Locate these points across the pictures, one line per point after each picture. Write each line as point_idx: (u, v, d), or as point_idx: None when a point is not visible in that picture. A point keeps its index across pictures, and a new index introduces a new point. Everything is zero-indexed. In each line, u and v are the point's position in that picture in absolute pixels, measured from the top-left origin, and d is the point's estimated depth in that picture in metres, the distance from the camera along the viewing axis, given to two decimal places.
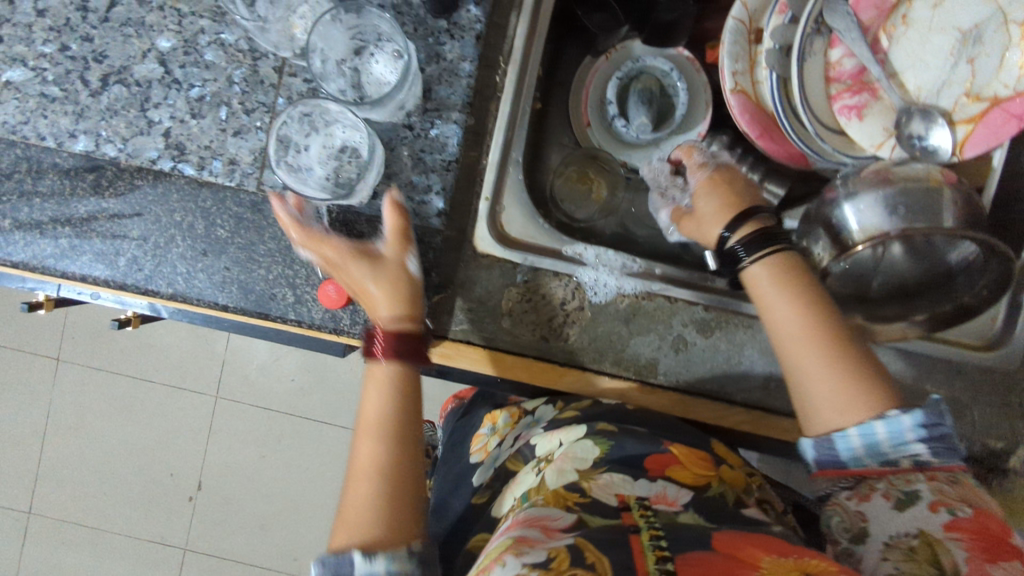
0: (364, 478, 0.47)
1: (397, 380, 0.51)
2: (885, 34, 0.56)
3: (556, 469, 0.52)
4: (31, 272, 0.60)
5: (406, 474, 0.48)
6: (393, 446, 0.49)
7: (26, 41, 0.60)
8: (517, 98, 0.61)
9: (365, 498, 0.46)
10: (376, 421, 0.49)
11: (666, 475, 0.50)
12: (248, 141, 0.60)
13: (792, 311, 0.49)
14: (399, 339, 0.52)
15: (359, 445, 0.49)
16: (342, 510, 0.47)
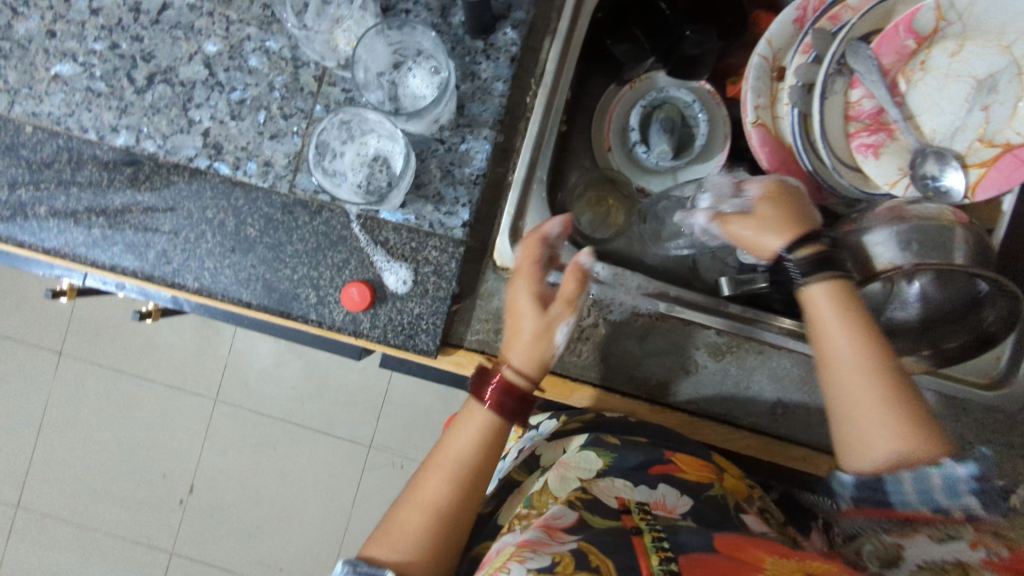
0: (421, 509, 0.49)
1: (486, 433, 0.51)
2: (903, 78, 0.57)
3: (558, 476, 0.54)
4: (62, 259, 0.62)
5: (460, 526, 0.50)
6: (459, 493, 0.50)
7: (77, 37, 0.62)
8: (546, 117, 0.63)
9: (414, 533, 0.48)
10: (459, 461, 0.50)
11: (667, 479, 0.52)
12: (284, 145, 0.62)
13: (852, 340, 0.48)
14: (513, 411, 0.51)
15: (430, 471, 0.51)
16: (388, 523, 0.49)
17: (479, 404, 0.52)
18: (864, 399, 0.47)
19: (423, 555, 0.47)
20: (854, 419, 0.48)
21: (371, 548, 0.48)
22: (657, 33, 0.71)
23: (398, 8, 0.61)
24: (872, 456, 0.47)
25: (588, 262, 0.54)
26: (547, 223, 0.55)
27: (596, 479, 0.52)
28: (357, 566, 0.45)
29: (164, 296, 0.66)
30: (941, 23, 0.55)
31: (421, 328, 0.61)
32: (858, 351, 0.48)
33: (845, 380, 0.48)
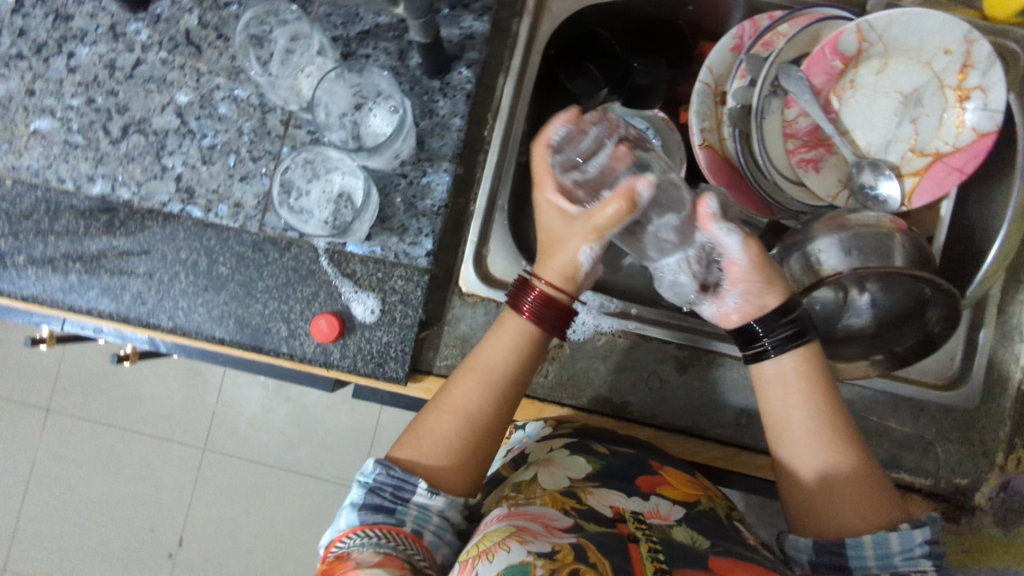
0: (452, 413, 0.52)
1: (524, 340, 0.53)
2: (836, 96, 0.61)
3: (549, 470, 0.54)
4: (42, 305, 0.64)
5: (491, 434, 0.53)
6: (491, 401, 0.53)
7: (56, 94, 0.65)
8: (504, 150, 0.67)
9: (446, 437, 0.51)
10: (493, 373, 0.53)
11: (658, 491, 0.53)
12: (253, 186, 0.64)
13: (811, 410, 0.51)
14: (543, 326, 0.53)
15: (465, 378, 0.53)
16: (421, 428, 0.52)
17: (516, 314, 0.54)
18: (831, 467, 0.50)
19: (453, 455, 0.51)
20: (819, 487, 0.50)
21: (404, 452, 0.52)
22: (608, 66, 0.76)
23: (358, 53, 0.65)
24: (843, 524, 0.48)
25: (642, 192, 0.48)
26: (550, 127, 0.52)
27: (589, 487, 0.52)
28: (390, 470, 0.49)
29: (140, 338, 0.67)
30: (864, 45, 0.58)
31: (390, 356, 0.62)
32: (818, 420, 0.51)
33: (808, 447, 0.50)
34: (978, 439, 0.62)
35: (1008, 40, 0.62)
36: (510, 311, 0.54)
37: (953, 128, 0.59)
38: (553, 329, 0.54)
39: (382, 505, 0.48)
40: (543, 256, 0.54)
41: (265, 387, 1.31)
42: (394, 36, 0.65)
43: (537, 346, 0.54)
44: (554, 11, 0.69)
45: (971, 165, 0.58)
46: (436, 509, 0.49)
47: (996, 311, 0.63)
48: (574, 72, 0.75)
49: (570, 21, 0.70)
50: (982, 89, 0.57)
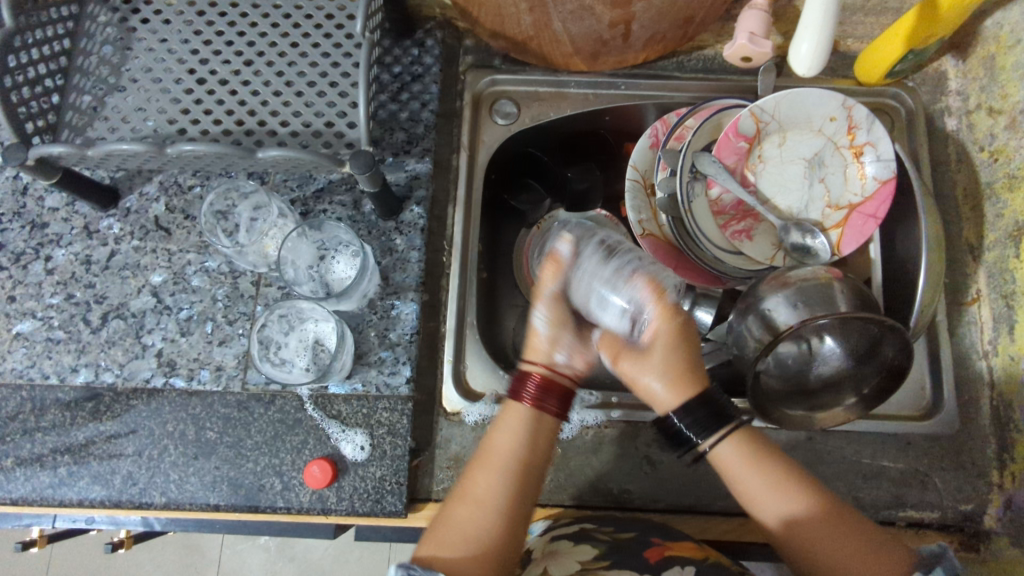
0: (469, 503, 0.52)
1: (529, 423, 0.54)
2: (750, 171, 0.68)
3: (557, 561, 0.55)
4: (34, 504, 0.64)
5: (512, 525, 0.52)
6: (508, 487, 0.52)
7: (36, 296, 0.69)
8: (464, 271, 0.73)
9: (465, 530, 0.51)
10: (504, 458, 0.53)
11: (668, 558, 0.55)
12: (232, 348, 0.67)
13: (779, 480, 0.53)
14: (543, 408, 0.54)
15: (475, 470, 0.54)
16: (439, 524, 0.52)
17: (520, 399, 0.55)
18: (821, 538, 0.50)
19: (474, 544, 0.50)
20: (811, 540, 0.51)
21: (427, 551, 0.51)
22: (545, 178, 0.84)
23: (316, 209, 0.70)
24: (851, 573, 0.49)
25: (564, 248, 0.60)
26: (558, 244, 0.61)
27: (599, 569, 0.54)
28: (411, 572, 0.48)
29: (134, 520, 0.66)
30: (760, 125, 0.66)
31: (387, 490, 0.63)
32: (796, 493, 0.52)
33: (776, 500, 0.52)
34: (970, 462, 0.63)
35: (885, 97, 0.73)
36: (510, 402, 0.56)
37: (857, 180, 0.66)
38: (553, 407, 0.55)
39: None
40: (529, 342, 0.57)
41: (267, 550, 1.27)
42: (347, 188, 0.71)
43: (543, 427, 0.55)
44: (487, 141, 0.77)
45: (883, 210, 0.65)
46: None
47: (949, 335, 0.67)
48: (517, 190, 0.85)
49: (504, 149, 0.79)
50: (871, 144, 0.65)
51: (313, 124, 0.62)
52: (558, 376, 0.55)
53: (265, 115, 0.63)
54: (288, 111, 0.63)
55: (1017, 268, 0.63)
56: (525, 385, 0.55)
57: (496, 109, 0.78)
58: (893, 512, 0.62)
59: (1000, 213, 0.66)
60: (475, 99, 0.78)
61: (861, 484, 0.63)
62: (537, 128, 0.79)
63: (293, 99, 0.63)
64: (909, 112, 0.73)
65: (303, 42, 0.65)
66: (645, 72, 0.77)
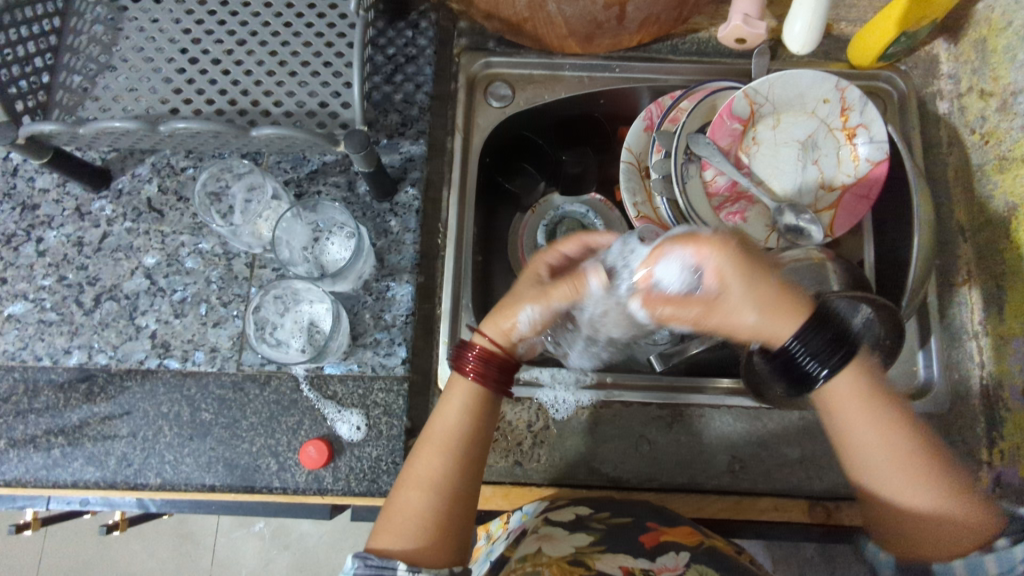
0: (419, 487, 0.54)
1: (471, 401, 0.57)
2: (744, 153, 0.69)
3: (552, 542, 0.55)
4: (28, 486, 0.64)
5: (461, 501, 0.55)
6: (454, 464, 0.55)
7: (28, 278, 0.68)
8: (459, 254, 0.73)
9: (417, 513, 0.53)
10: (449, 438, 0.56)
11: (663, 544, 0.55)
12: (227, 330, 0.67)
13: (877, 419, 0.51)
14: (486, 380, 0.56)
15: (421, 452, 0.56)
16: (389, 512, 0.53)
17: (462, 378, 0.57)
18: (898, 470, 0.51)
19: (428, 524, 0.52)
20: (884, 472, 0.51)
21: (380, 539, 0.52)
22: (540, 162, 0.86)
23: (311, 191, 0.70)
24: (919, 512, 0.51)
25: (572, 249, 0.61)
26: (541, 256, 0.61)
27: (596, 553, 0.55)
28: (367, 561, 0.50)
29: (130, 501, 0.66)
30: (755, 107, 0.67)
31: (383, 470, 0.63)
32: (885, 421, 0.51)
33: (865, 426, 0.51)
34: (959, 441, 0.64)
35: (879, 80, 0.73)
36: (454, 377, 0.58)
37: (851, 162, 0.67)
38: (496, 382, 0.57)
39: None
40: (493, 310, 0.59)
41: (262, 537, 1.28)
42: (341, 169, 0.70)
43: (483, 405, 0.57)
44: (482, 124, 0.77)
45: (876, 190, 0.66)
46: None
47: (940, 316, 0.68)
48: (512, 173, 0.85)
49: (498, 132, 0.79)
50: (865, 126, 0.66)
51: (307, 105, 0.62)
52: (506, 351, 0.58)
53: (258, 95, 0.62)
54: (282, 91, 0.62)
55: (1007, 250, 0.64)
56: (467, 357, 0.57)
57: (490, 91, 0.77)
58: None
59: (990, 195, 0.66)
60: (470, 82, 0.77)
61: None
62: (531, 111, 0.78)
63: (287, 79, 0.63)
64: (902, 95, 0.73)
65: (296, 22, 0.65)
66: (639, 55, 0.77)
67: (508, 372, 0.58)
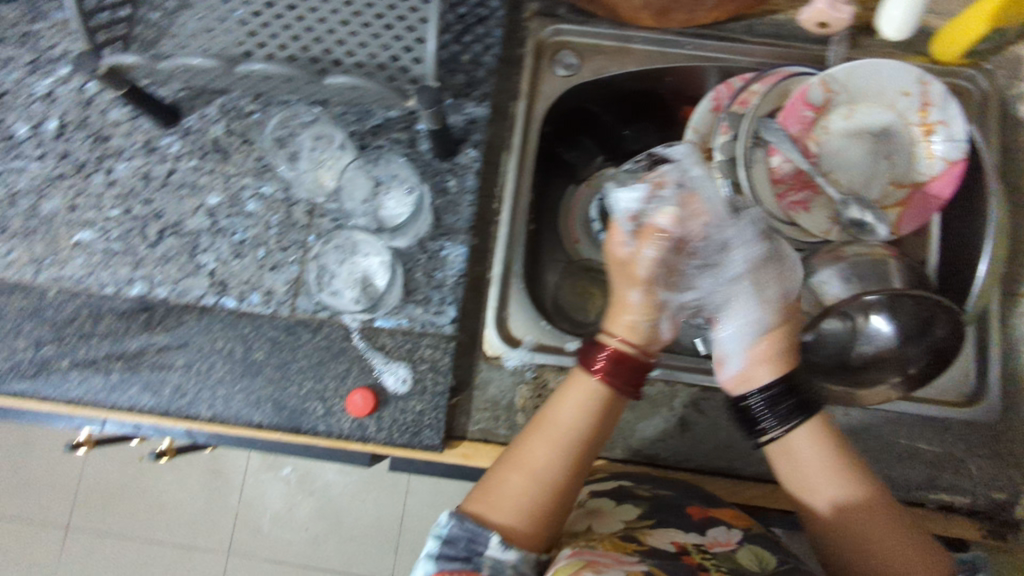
0: (524, 474, 0.54)
1: (597, 398, 0.56)
2: (813, 141, 0.68)
3: (601, 519, 0.57)
4: (84, 407, 0.66)
5: (561, 500, 0.55)
6: (563, 463, 0.55)
7: (96, 207, 0.70)
8: (513, 222, 0.72)
9: (519, 498, 0.54)
10: (565, 434, 0.55)
11: (710, 519, 0.57)
12: (283, 274, 0.68)
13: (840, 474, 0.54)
14: (615, 383, 0.56)
15: (535, 438, 0.56)
16: (491, 485, 0.55)
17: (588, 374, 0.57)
18: (879, 529, 0.52)
19: (528, 512, 0.53)
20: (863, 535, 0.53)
21: (477, 507, 0.54)
22: (599, 136, 0.86)
23: (373, 144, 0.71)
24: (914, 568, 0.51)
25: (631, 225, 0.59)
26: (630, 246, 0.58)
27: (645, 527, 0.56)
28: (463, 522, 0.52)
29: (179, 431, 0.69)
30: (830, 95, 0.66)
31: (425, 424, 0.64)
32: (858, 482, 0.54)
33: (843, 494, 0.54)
34: (1008, 452, 0.64)
35: (960, 78, 0.71)
36: (579, 369, 0.57)
37: (925, 159, 0.66)
38: (629, 385, 0.56)
39: (458, 556, 0.51)
40: (614, 311, 0.58)
41: (289, 482, 1.32)
42: (404, 126, 0.71)
43: (608, 406, 0.57)
44: (545, 91, 0.76)
45: (947, 191, 0.65)
46: (509, 563, 0.51)
47: (999, 325, 0.67)
48: (570, 145, 0.86)
49: (562, 101, 0.78)
50: (944, 123, 0.64)
51: (379, 57, 0.62)
52: (637, 351, 0.57)
53: (334, 43, 0.63)
54: (355, 41, 0.63)
55: None
56: (598, 358, 0.56)
57: (557, 60, 0.76)
58: (925, 493, 0.63)
59: None
60: (538, 48, 0.76)
61: (911, 466, 0.63)
62: (596, 82, 0.78)
63: (361, 30, 0.63)
64: (982, 94, 0.71)
65: None
66: (713, 33, 0.75)
67: (641, 374, 0.57)
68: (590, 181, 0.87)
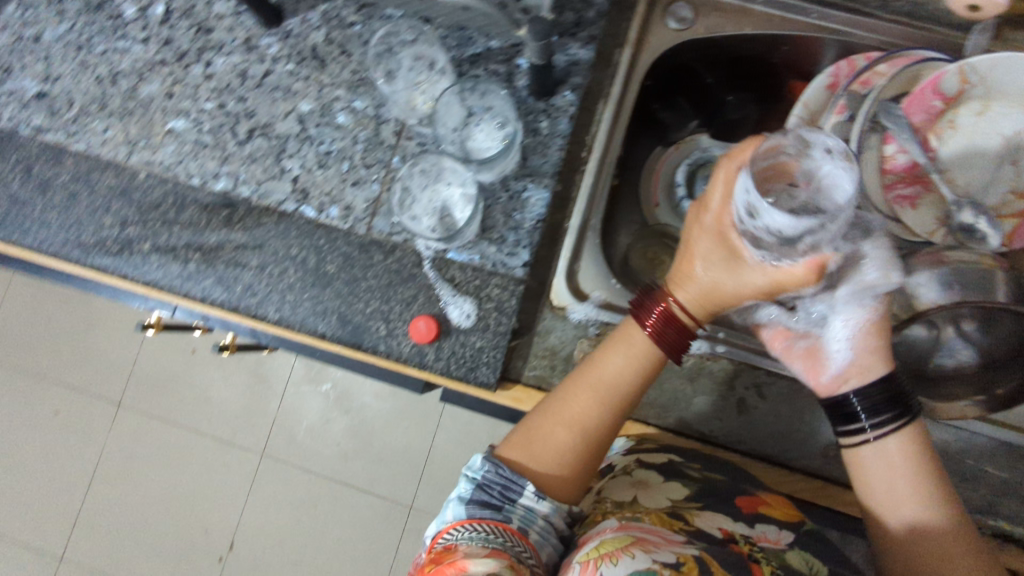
0: (563, 424, 0.56)
1: (643, 355, 0.56)
2: (935, 134, 0.63)
3: (646, 491, 0.57)
4: (160, 291, 0.68)
5: (597, 449, 0.56)
6: (603, 416, 0.56)
7: (192, 98, 0.71)
8: (598, 174, 0.68)
9: (558, 448, 0.55)
10: (607, 389, 0.56)
11: (760, 515, 0.55)
12: (364, 191, 0.68)
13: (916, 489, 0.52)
14: (663, 343, 0.55)
15: (577, 391, 0.56)
16: (532, 432, 0.57)
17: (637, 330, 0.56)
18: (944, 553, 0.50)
19: (563, 459, 0.55)
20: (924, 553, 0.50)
21: (515, 451, 0.56)
22: (697, 100, 0.82)
23: (470, 73, 0.69)
24: None
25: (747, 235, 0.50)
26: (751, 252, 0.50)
27: (692, 508, 0.55)
28: (499, 469, 0.54)
29: (244, 329, 0.71)
30: (965, 86, 0.62)
31: (483, 361, 0.65)
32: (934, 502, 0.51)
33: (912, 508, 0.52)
34: None
35: None
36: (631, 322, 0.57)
37: None
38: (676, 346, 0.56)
39: (491, 502, 0.53)
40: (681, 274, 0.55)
41: (327, 398, 1.36)
42: (504, 58, 0.69)
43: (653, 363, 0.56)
44: (653, 44, 0.72)
45: None
46: (541, 512, 0.54)
47: None
48: (668, 103, 0.82)
49: (668, 56, 0.74)
50: None
51: None
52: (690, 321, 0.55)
53: None
54: None
55: None
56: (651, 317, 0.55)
57: (671, 10, 0.72)
58: (982, 517, 0.61)
59: None
60: None
61: (968, 488, 0.62)
62: (707, 41, 0.73)
63: None
64: None
65: None
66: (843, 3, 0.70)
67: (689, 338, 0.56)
68: (678, 145, 0.86)
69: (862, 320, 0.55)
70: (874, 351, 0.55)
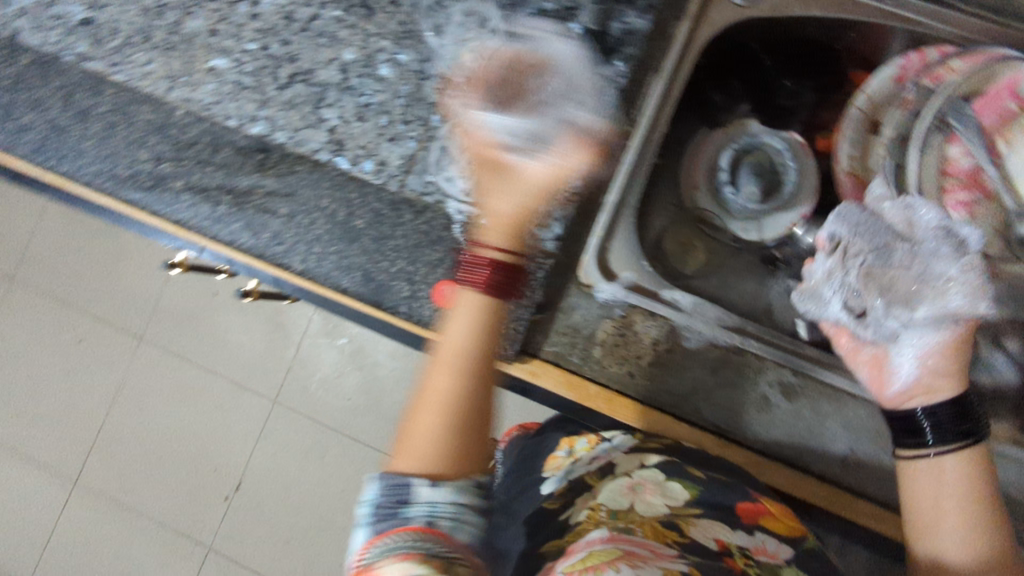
0: (431, 410, 0.54)
1: (475, 310, 0.57)
2: (1002, 139, 0.63)
3: (643, 499, 0.57)
4: (186, 230, 0.67)
5: (468, 422, 0.54)
6: (458, 384, 0.55)
7: (235, 37, 0.70)
8: (645, 150, 0.69)
9: (425, 433, 0.53)
10: (449, 352, 0.55)
11: (760, 527, 0.54)
12: (400, 147, 0.67)
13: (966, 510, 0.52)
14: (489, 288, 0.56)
15: (431, 370, 0.55)
16: (411, 429, 0.53)
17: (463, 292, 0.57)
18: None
19: (458, 441, 0.53)
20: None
21: (406, 459, 0.52)
22: (751, 83, 0.79)
23: (520, 35, 0.67)
24: None
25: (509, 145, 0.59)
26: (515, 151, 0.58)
27: (689, 517, 0.54)
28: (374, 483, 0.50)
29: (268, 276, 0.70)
30: None
31: (504, 331, 0.64)
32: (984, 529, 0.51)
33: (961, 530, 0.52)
34: None
35: None
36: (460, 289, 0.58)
37: None
38: (509, 290, 0.58)
39: (388, 514, 0.49)
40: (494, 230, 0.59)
41: (342, 351, 1.39)
42: (557, 22, 0.67)
43: (491, 317, 0.58)
44: (714, 20, 0.70)
45: None
46: (441, 497, 0.49)
47: None
48: (720, 84, 0.78)
49: (729, 34, 0.71)
50: None
51: None
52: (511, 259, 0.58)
53: None
54: None
55: None
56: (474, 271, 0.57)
57: None
58: None
59: None
60: None
61: None
62: (770, 20, 0.70)
63: None
64: None
65: None
66: None
67: (516, 283, 0.58)
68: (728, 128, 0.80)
69: (937, 340, 0.57)
70: (947, 373, 0.56)
